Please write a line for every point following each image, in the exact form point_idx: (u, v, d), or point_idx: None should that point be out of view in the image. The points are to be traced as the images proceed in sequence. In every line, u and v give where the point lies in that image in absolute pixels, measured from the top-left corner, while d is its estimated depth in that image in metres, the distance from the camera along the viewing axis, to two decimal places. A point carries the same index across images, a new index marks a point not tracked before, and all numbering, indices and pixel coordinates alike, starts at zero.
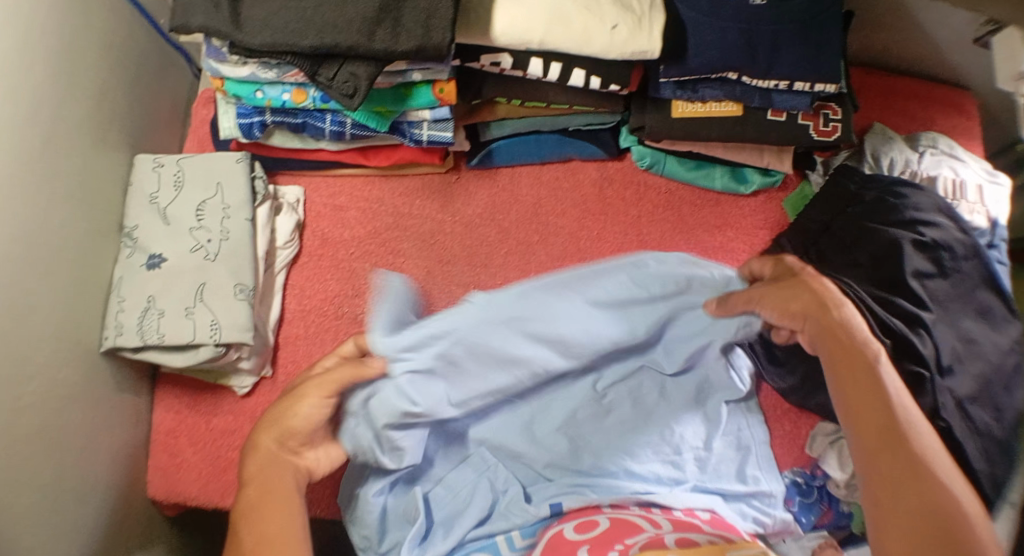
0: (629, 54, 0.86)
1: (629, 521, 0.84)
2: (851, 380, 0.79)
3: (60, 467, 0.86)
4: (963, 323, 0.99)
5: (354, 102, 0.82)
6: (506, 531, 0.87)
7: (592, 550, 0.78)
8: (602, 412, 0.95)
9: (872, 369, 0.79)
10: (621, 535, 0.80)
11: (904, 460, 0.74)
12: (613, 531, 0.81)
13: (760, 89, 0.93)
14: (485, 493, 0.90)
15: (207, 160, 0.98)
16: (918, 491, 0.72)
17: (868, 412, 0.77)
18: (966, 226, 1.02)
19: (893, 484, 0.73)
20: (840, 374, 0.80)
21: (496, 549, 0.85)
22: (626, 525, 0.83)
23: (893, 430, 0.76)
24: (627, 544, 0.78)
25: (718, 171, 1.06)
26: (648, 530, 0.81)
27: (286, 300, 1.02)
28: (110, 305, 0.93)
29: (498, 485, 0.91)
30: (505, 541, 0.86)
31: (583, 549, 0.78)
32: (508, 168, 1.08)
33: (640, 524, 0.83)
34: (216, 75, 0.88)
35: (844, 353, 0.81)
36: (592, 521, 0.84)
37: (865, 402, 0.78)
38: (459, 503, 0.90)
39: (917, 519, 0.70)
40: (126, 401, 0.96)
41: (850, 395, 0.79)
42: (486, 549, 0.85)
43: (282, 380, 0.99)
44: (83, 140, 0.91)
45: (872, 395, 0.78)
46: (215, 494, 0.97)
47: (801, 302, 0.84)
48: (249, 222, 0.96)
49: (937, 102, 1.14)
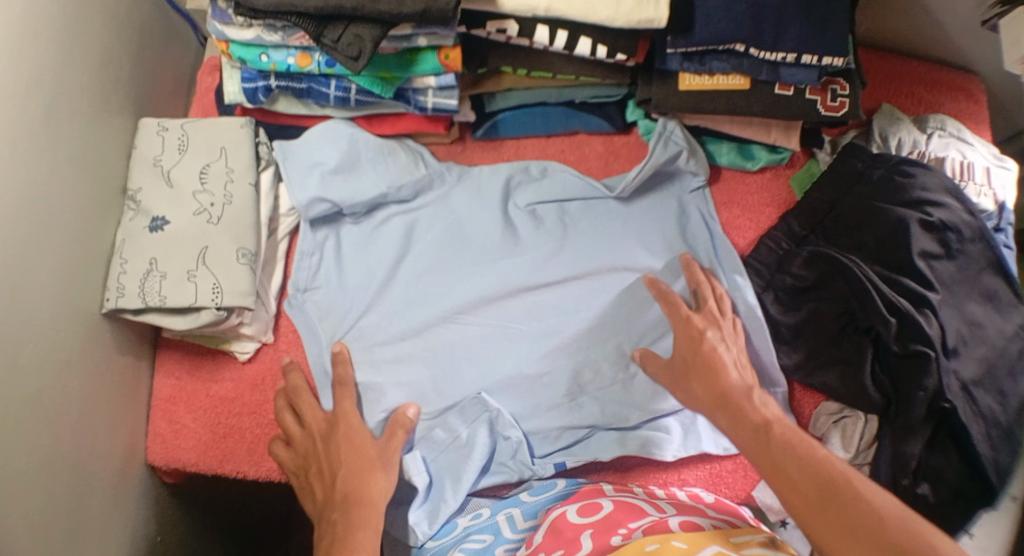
0: (636, 23, 0.85)
1: (634, 504, 0.85)
2: (770, 468, 0.77)
3: (59, 428, 0.86)
4: (968, 306, 0.99)
5: (359, 65, 0.82)
6: (510, 512, 0.91)
7: (595, 537, 0.80)
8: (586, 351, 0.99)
9: (734, 401, 0.85)
10: (623, 518, 0.82)
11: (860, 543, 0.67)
12: (614, 513, 0.83)
13: (768, 62, 0.92)
14: (485, 439, 0.94)
15: (211, 126, 0.98)
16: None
17: (747, 430, 0.82)
18: (973, 209, 1.01)
19: (796, 487, 0.74)
20: (767, 476, 0.77)
21: (498, 530, 0.89)
22: (630, 508, 0.84)
23: (828, 501, 0.71)
24: (629, 530, 0.79)
25: (725, 147, 1.06)
26: (652, 514, 0.82)
27: (288, 266, 1.02)
28: (113, 268, 0.93)
29: (500, 428, 0.95)
30: (507, 521, 0.89)
31: (587, 532, 0.81)
32: (513, 142, 1.08)
33: (644, 507, 0.84)
34: (221, 38, 0.88)
35: (706, 386, 0.88)
36: (596, 503, 0.86)
37: (735, 423, 0.83)
38: (458, 447, 0.94)
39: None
40: (127, 365, 0.96)
41: (731, 427, 0.84)
42: (487, 530, 0.89)
43: (283, 347, 1.00)
44: (88, 102, 0.91)
45: (790, 476, 0.75)
46: (214, 462, 0.97)
47: (724, 411, 0.85)
48: (252, 187, 0.96)
49: (947, 85, 1.12)
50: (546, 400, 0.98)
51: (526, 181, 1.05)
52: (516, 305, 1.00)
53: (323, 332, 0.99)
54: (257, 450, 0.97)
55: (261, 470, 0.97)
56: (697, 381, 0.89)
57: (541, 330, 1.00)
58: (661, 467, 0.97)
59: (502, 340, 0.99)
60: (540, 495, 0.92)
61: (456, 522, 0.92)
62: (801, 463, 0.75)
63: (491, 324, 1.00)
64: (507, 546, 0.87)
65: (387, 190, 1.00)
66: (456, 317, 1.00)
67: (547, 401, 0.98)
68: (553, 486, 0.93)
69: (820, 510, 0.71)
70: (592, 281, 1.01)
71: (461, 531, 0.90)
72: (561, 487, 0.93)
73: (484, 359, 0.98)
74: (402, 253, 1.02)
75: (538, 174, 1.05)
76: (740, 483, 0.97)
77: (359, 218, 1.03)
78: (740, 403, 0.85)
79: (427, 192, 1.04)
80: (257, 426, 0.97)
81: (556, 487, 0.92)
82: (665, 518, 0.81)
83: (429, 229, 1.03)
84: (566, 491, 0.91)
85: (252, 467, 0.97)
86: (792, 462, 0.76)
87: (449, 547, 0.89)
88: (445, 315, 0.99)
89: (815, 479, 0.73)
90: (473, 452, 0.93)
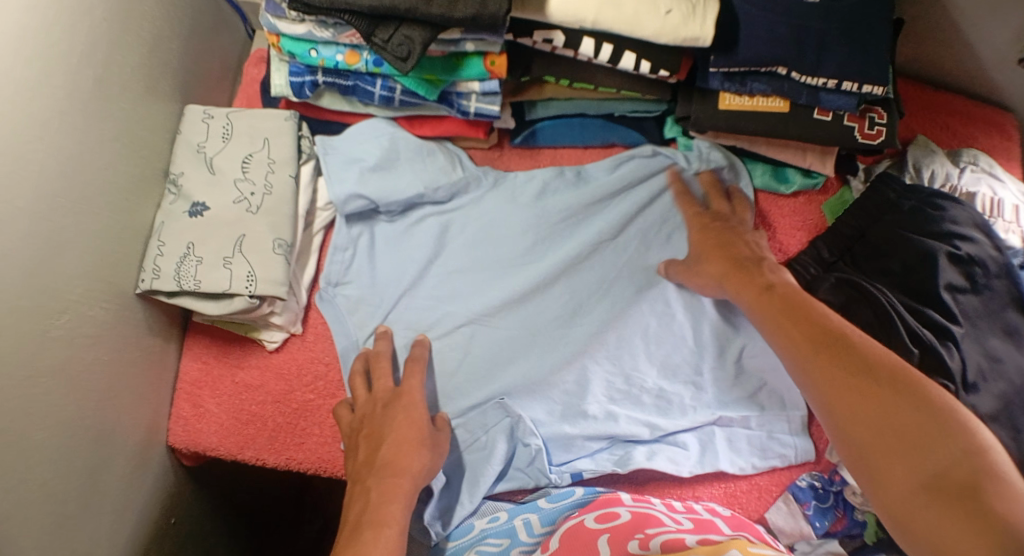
0: (680, 40, 0.86)
1: (650, 515, 0.85)
2: (783, 317, 0.86)
3: (85, 401, 0.88)
4: (989, 341, 0.97)
5: (407, 66, 0.84)
6: (527, 517, 0.90)
7: (611, 543, 0.80)
8: (613, 359, 0.99)
9: (738, 257, 0.95)
10: (642, 526, 0.82)
11: (861, 392, 0.78)
12: (633, 523, 0.83)
13: (808, 87, 0.93)
14: (505, 442, 0.95)
15: (256, 116, 1.00)
16: (890, 421, 0.76)
17: (742, 277, 0.93)
18: (1000, 244, 1.01)
19: (793, 319, 0.86)
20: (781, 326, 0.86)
21: (514, 534, 0.89)
22: (647, 517, 0.84)
23: (840, 351, 0.81)
24: (646, 536, 0.79)
25: (759, 169, 1.07)
26: (669, 525, 0.83)
27: (320, 260, 1.04)
28: (149, 248, 0.94)
29: (522, 434, 0.95)
30: (524, 526, 0.90)
31: (603, 539, 0.81)
32: (550, 151, 1.09)
33: (660, 518, 0.84)
34: (272, 31, 0.91)
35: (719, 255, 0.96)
36: (612, 512, 0.86)
37: (736, 276, 0.93)
38: (478, 451, 0.95)
39: (878, 428, 0.76)
40: (156, 346, 0.98)
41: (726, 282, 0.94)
42: (503, 533, 0.89)
43: (310, 339, 1.01)
44: (136, 84, 0.93)
45: (799, 330, 0.84)
46: (234, 447, 0.98)
47: (746, 280, 0.92)
48: (292, 179, 0.98)
49: (983, 121, 1.13)
50: (566, 409, 0.98)
51: (562, 186, 1.05)
52: (547, 310, 1.01)
53: (352, 326, 1.00)
54: (277, 439, 0.98)
55: (279, 459, 0.98)
56: (718, 265, 0.95)
57: (566, 336, 1.00)
58: (674, 483, 0.98)
59: (525, 343, 0.99)
60: (559, 502, 0.91)
61: (473, 523, 0.92)
62: (812, 320, 0.85)
63: (520, 331, 1.00)
64: (523, 549, 0.87)
65: (425, 190, 1.02)
66: (483, 324, 1.00)
67: (565, 406, 0.98)
68: (572, 493, 0.92)
69: (821, 337, 0.83)
70: (622, 291, 1.01)
71: (478, 534, 0.91)
72: (579, 494, 0.92)
73: (508, 367, 0.99)
74: (433, 253, 1.03)
75: (574, 178, 1.06)
76: (754, 504, 0.98)
77: (394, 216, 1.04)
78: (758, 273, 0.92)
79: (464, 194, 1.05)
80: (280, 415, 0.98)
81: (574, 495, 0.92)
82: (682, 533, 0.80)
83: (462, 232, 1.04)
84: (584, 499, 0.91)
85: (271, 456, 0.98)
86: (808, 318, 0.85)
87: (465, 548, 0.90)
88: (472, 316, 1.00)
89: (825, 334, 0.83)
90: (494, 454, 0.94)
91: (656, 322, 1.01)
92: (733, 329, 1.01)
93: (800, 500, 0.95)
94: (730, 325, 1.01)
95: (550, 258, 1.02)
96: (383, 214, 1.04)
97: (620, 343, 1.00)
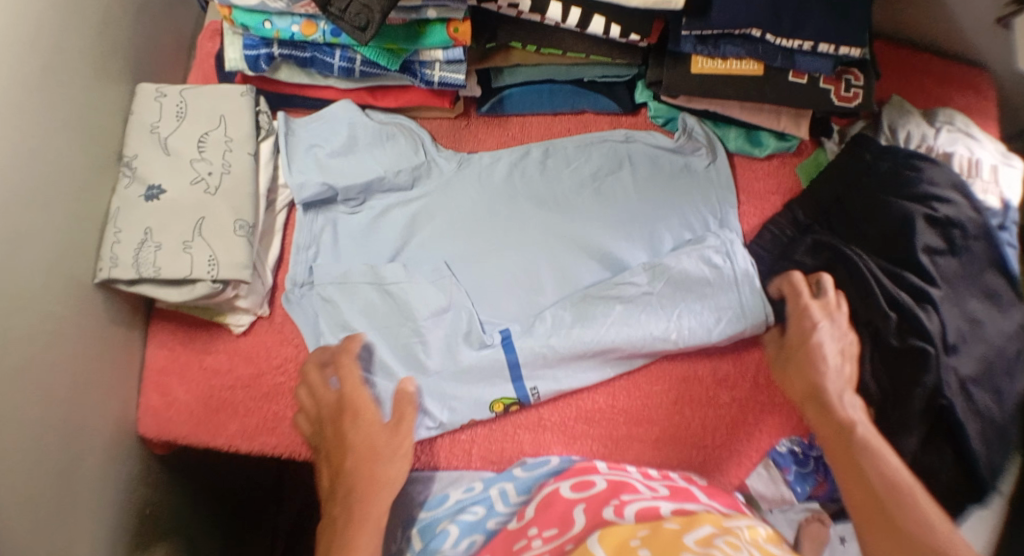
0: (652, 4, 0.84)
1: (625, 483, 0.84)
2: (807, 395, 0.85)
3: (52, 397, 0.84)
4: (968, 303, 0.95)
5: (366, 35, 0.80)
6: (503, 486, 0.89)
7: (587, 512, 0.79)
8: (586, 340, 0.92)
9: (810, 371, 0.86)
10: (618, 493, 0.82)
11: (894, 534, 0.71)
12: (608, 492, 0.82)
13: (783, 49, 0.92)
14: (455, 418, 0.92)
15: (212, 93, 0.97)
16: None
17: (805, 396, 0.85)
18: (979, 206, 0.98)
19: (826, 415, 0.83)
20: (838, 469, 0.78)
21: (489, 504, 0.88)
22: (623, 485, 0.83)
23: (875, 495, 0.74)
24: (621, 503, 0.79)
25: (732, 133, 1.06)
26: (645, 493, 0.82)
27: (285, 238, 1.01)
28: (106, 236, 0.90)
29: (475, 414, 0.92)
30: (500, 496, 0.88)
31: (579, 507, 0.80)
32: (518, 119, 1.07)
33: (636, 485, 0.84)
34: (224, 4, 0.87)
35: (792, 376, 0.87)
36: (588, 480, 0.85)
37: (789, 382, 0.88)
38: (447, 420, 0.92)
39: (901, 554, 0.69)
40: (120, 335, 0.94)
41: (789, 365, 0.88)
42: (481, 502, 0.88)
43: (278, 321, 0.98)
44: (84, 63, 0.89)
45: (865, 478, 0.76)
46: (207, 434, 0.95)
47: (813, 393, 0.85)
48: (251, 156, 0.95)
49: (958, 80, 1.11)
50: (521, 382, 0.92)
51: (528, 165, 1.03)
52: (506, 298, 0.97)
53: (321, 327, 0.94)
54: (251, 424, 0.94)
55: (253, 444, 0.94)
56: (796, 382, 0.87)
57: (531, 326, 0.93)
58: (655, 443, 0.95)
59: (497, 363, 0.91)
60: (534, 470, 0.90)
61: (449, 493, 0.91)
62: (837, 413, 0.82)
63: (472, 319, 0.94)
64: (499, 519, 0.86)
65: (385, 172, 0.99)
66: (461, 321, 0.94)
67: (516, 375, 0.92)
68: (547, 461, 0.91)
69: (845, 452, 0.79)
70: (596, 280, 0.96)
71: (455, 504, 0.89)
72: (555, 463, 0.91)
73: (392, 289, 0.95)
74: (409, 242, 1.00)
75: (541, 156, 1.04)
76: (734, 471, 0.95)
77: (354, 206, 1.00)
78: (836, 399, 0.83)
79: (426, 180, 1.02)
80: (250, 400, 0.95)
81: (549, 463, 0.91)
82: (659, 500, 0.81)
83: (429, 213, 1.01)
84: (560, 467, 0.90)
85: (246, 442, 0.94)
86: (870, 465, 0.76)
87: (442, 518, 0.88)
88: (430, 294, 0.95)
89: (880, 486, 0.75)
90: (379, 316, 0.94)
91: (625, 310, 0.93)
92: (686, 310, 0.93)
93: (779, 468, 0.93)
94: (699, 320, 0.93)
95: (516, 234, 0.99)
96: (342, 203, 1.00)
97: (578, 361, 0.92)
